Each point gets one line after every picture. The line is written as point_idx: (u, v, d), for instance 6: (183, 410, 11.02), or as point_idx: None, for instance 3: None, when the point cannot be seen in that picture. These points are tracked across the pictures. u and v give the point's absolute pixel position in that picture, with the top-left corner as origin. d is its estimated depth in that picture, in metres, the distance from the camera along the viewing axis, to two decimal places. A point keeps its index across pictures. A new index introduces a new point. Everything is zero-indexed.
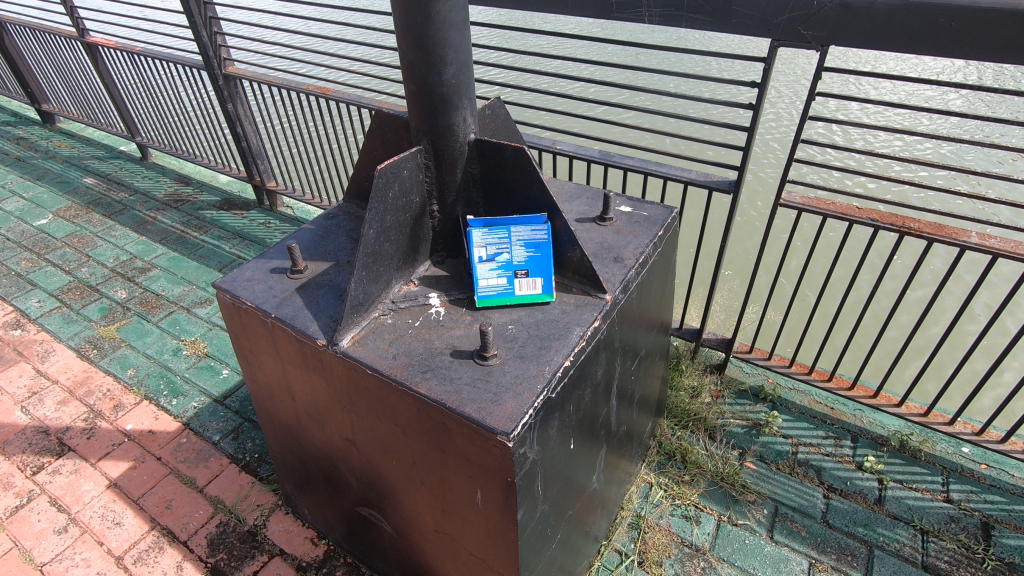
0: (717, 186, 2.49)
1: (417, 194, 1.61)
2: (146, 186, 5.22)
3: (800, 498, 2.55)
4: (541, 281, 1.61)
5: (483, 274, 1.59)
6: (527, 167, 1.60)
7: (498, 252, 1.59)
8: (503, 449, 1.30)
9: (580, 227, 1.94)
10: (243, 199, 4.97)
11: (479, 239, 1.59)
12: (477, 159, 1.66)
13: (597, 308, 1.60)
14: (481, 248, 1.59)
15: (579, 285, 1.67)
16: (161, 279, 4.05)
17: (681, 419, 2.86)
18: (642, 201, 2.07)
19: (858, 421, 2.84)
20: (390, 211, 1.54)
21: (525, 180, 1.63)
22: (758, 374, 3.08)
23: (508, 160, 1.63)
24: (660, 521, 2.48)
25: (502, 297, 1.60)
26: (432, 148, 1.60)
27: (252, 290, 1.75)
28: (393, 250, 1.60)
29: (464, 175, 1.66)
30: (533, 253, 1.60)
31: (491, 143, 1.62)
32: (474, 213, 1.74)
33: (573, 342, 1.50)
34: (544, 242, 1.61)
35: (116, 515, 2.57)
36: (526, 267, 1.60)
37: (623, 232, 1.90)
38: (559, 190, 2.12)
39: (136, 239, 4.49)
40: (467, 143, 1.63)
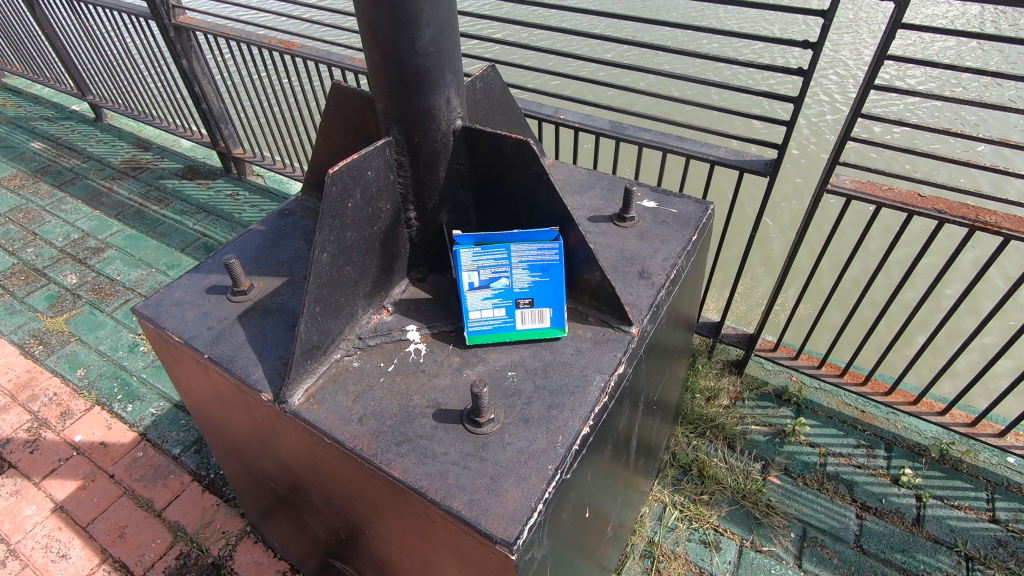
0: (748, 167, 2.11)
1: (387, 199, 1.23)
2: (101, 151, 4.72)
3: (830, 518, 2.28)
4: (553, 312, 1.26)
5: (473, 305, 1.23)
6: (533, 167, 1.23)
7: (494, 277, 1.23)
8: (504, 561, 0.97)
9: (595, 228, 1.56)
10: (208, 166, 4.51)
11: (467, 261, 1.21)
12: (466, 153, 1.27)
13: (620, 346, 1.26)
14: (470, 272, 1.21)
15: (596, 314, 1.32)
16: (116, 261, 3.64)
17: (697, 426, 2.57)
18: (669, 193, 1.68)
19: (892, 427, 2.56)
20: (354, 227, 1.16)
21: (530, 183, 1.25)
22: (781, 372, 2.77)
23: (507, 157, 1.24)
24: (676, 547, 2.22)
25: (499, 332, 1.26)
26: (406, 140, 1.20)
27: (181, 319, 1.37)
28: (360, 272, 1.23)
29: (450, 174, 1.28)
30: (539, 278, 1.24)
31: (486, 135, 1.23)
32: (463, 219, 1.36)
33: (593, 399, 1.16)
34: (554, 265, 1.24)
35: (62, 547, 2.27)
36: (531, 295, 1.24)
37: (648, 237, 1.53)
38: (567, 180, 1.73)
39: (89, 213, 4.04)
40: (453, 133, 1.23)
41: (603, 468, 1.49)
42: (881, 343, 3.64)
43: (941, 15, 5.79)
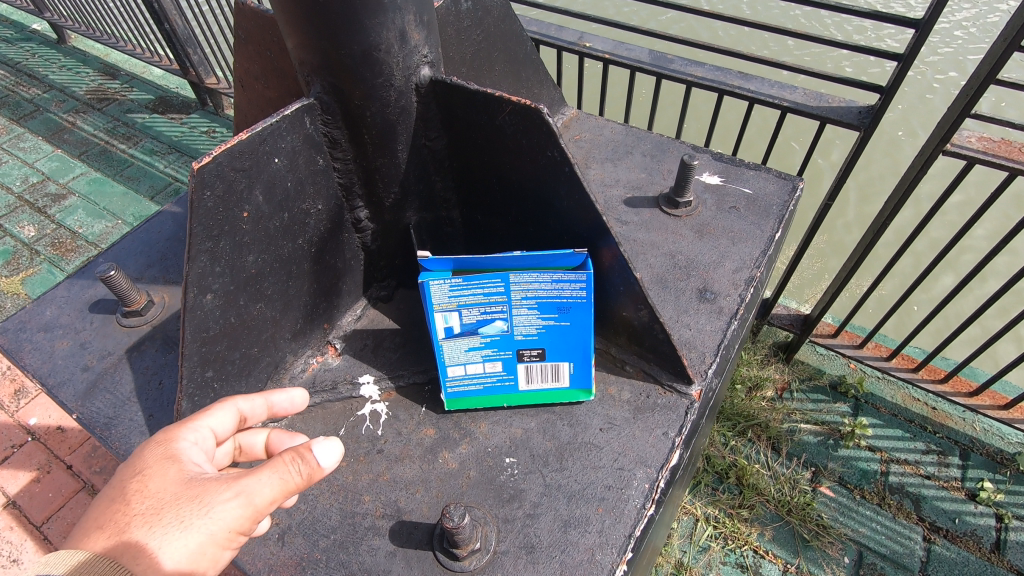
0: (833, 117, 1.60)
1: (320, 186, 1.07)
2: (63, 78, 4.19)
3: (891, 541, 1.94)
4: (574, 369, 1.07)
5: (450, 351, 1.04)
6: (547, 152, 1.07)
7: (483, 317, 1.03)
8: None
9: (630, 245, 1.31)
10: (182, 98, 4.01)
11: (443, 295, 1.00)
12: (438, 119, 1.11)
13: (675, 421, 1.06)
14: (448, 308, 1.01)
15: (635, 361, 1.15)
16: (79, 210, 3.24)
17: (737, 424, 2.19)
18: (739, 164, 1.47)
19: (969, 430, 2.17)
20: (261, 240, 1.00)
21: (526, 159, 1.10)
22: (836, 360, 2.38)
23: (504, 132, 1.09)
24: (708, 572, 1.90)
25: (500, 390, 1.09)
26: (340, 108, 1.01)
27: (54, 350, 1.09)
28: (282, 304, 1.09)
29: (413, 150, 1.11)
30: (550, 322, 1.04)
31: (477, 101, 1.05)
32: (427, 200, 1.20)
33: (635, 515, 0.96)
34: (577, 304, 1.02)
35: (14, 549, 2.03)
36: (540, 343, 1.06)
37: (709, 235, 1.32)
38: (595, 146, 1.55)
39: (50, 152, 3.60)
40: (415, 93, 1.04)
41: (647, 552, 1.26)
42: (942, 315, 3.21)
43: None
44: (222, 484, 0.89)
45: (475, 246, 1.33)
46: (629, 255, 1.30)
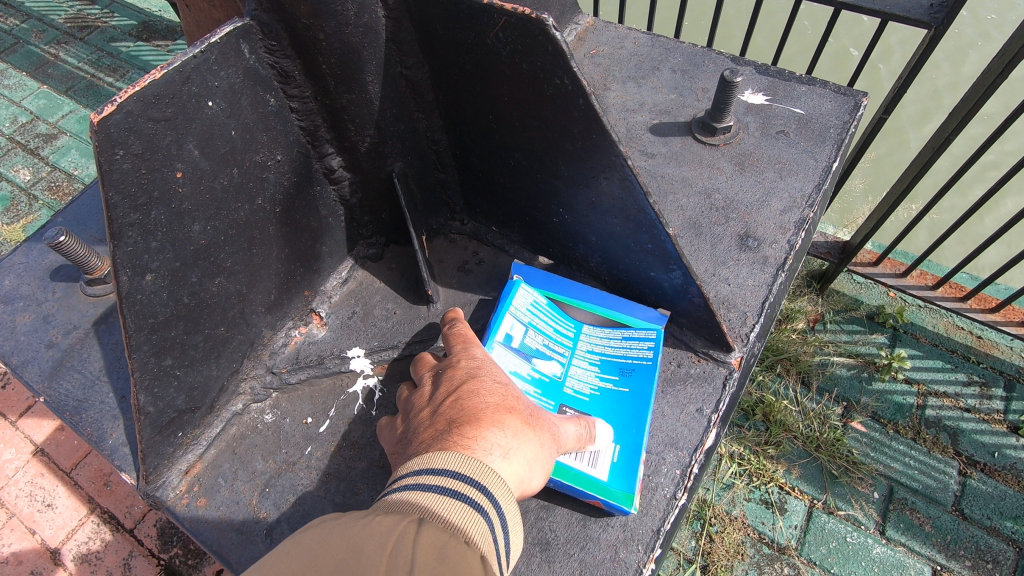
0: (898, 14, 1.37)
1: (274, 132, 1.00)
2: (41, 6, 3.92)
3: (925, 476, 1.87)
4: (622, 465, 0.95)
5: (501, 358, 1.01)
6: (553, 80, 0.94)
7: (545, 347, 1.07)
8: None
9: (660, 184, 1.14)
10: (165, 21, 3.72)
11: (526, 299, 1.09)
12: (415, 32, 1.00)
13: (711, 397, 1.02)
14: (521, 319, 1.07)
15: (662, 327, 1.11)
16: (72, 150, 3.10)
17: (764, 358, 2.08)
18: (787, 78, 1.28)
19: (1016, 360, 2.04)
20: (205, 206, 0.92)
21: (513, 88, 0.99)
22: (874, 288, 2.22)
23: (499, 54, 0.95)
24: (732, 509, 1.86)
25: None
26: (289, 32, 0.93)
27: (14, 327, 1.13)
28: (247, 276, 1.04)
29: (387, 82, 1.03)
30: (603, 386, 1.03)
31: (462, 15, 0.93)
32: (411, 140, 1.13)
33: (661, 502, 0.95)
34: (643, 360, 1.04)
35: (47, 495, 2.08)
36: (583, 401, 1.02)
37: (752, 167, 1.16)
38: (616, 61, 1.34)
39: (36, 89, 3.41)
40: (386, 12, 0.96)
41: None
42: None
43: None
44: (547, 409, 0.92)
45: (470, 186, 1.24)
46: (657, 195, 1.15)
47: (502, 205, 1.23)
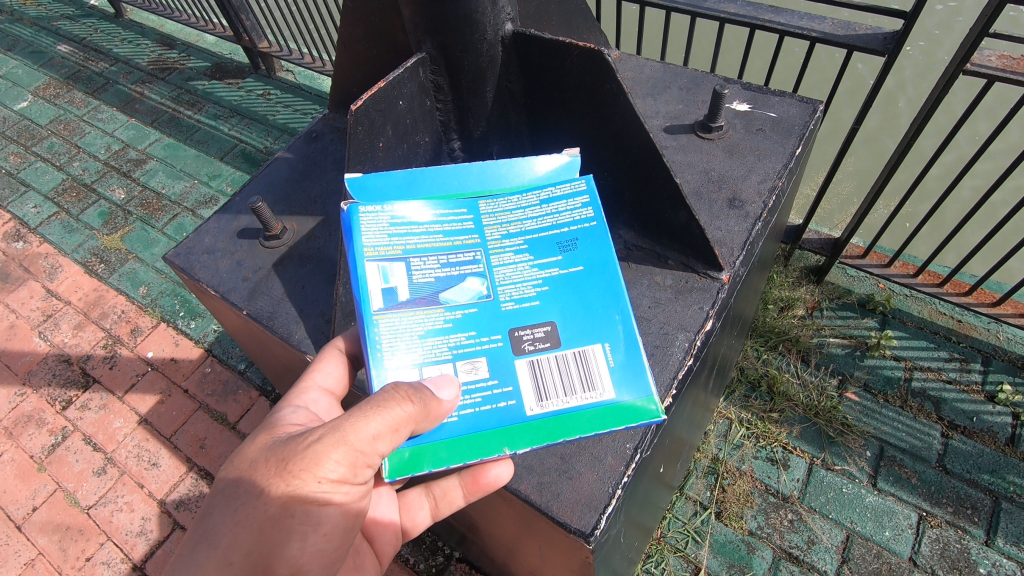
0: (858, 45, 1.73)
1: (425, 123, 1.41)
2: (126, 52, 4.50)
3: (911, 437, 2.15)
4: (614, 366, 1.06)
5: (393, 319, 1.06)
6: (605, 86, 1.27)
7: (447, 267, 1.12)
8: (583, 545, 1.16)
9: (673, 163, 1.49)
10: (235, 62, 4.25)
11: (380, 235, 1.13)
12: (516, 66, 1.37)
13: (706, 297, 1.23)
14: (394, 257, 1.10)
15: (676, 257, 1.29)
16: (159, 172, 3.58)
17: (768, 339, 2.39)
18: (766, 92, 1.61)
19: (992, 339, 2.32)
20: (392, 164, 1.34)
21: (584, 97, 1.32)
22: (866, 279, 2.52)
23: (571, 71, 1.31)
24: (742, 465, 2.16)
25: (509, 407, 1.03)
26: (444, 57, 1.32)
27: (214, 268, 1.27)
28: None
29: (498, 90, 1.39)
30: (545, 287, 1.12)
31: (551, 48, 1.30)
32: (509, 136, 1.48)
33: (677, 362, 1.20)
34: (580, 226, 1.17)
35: (152, 456, 2.45)
36: (526, 304, 1.11)
37: (739, 153, 1.50)
38: (637, 82, 1.72)
39: (126, 121, 3.93)
40: (499, 43, 1.32)
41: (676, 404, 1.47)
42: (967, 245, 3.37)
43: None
44: (324, 440, 0.95)
45: None
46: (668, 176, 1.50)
47: None
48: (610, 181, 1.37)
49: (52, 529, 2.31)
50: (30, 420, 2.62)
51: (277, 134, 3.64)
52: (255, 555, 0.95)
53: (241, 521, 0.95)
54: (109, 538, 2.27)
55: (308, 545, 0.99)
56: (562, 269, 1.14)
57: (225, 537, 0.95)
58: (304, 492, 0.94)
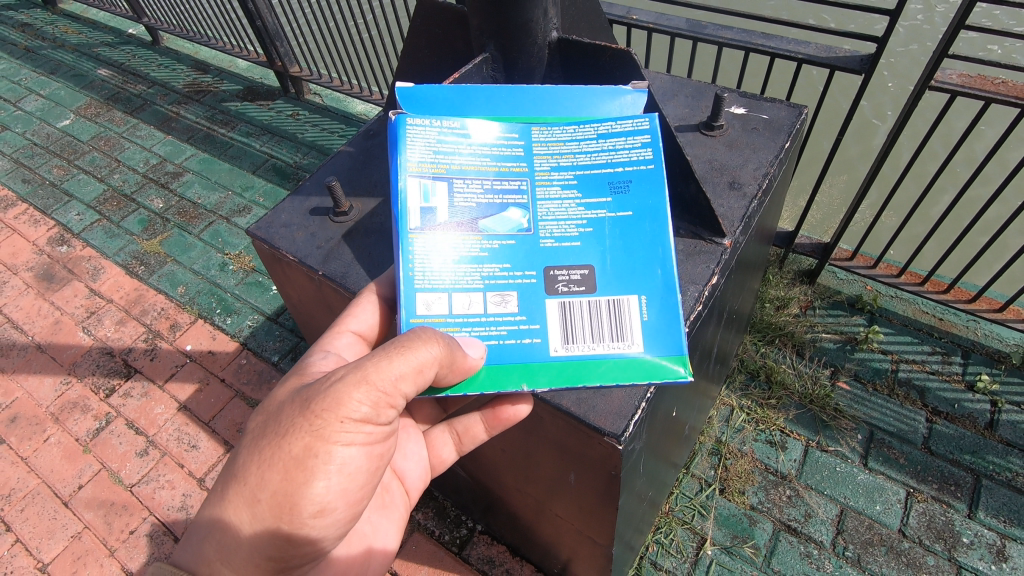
0: (840, 65, 1.98)
1: None
2: (163, 76, 4.82)
3: (898, 422, 2.33)
4: (646, 321, 1.09)
5: (427, 241, 1.13)
6: (632, 80, 1.33)
7: (489, 195, 1.17)
8: (608, 480, 1.25)
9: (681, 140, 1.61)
10: (266, 86, 4.56)
11: (427, 151, 1.18)
12: (559, 65, 1.42)
13: (712, 258, 1.33)
14: (437, 176, 1.16)
15: (687, 228, 1.38)
16: (195, 184, 3.82)
17: (765, 334, 2.59)
18: (760, 99, 1.67)
19: (971, 335, 2.53)
20: None
21: (622, 93, 1.37)
22: (855, 281, 2.74)
23: (604, 68, 1.36)
24: (743, 447, 2.33)
25: (533, 344, 1.08)
26: (500, 51, 1.36)
27: (291, 239, 1.49)
28: None
29: (543, 87, 1.43)
30: (586, 230, 1.14)
31: (588, 50, 1.35)
32: None
33: (688, 307, 1.25)
34: (636, 168, 1.18)
35: (191, 438, 2.62)
36: (565, 243, 1.14)
37: None
38: None
39: (163, 138, 4.20)
40: (548, 45, 1.37)
41: (687, 382, 1.57)
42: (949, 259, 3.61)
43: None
44: (349, 381, 1.02)
45: None
46: None
47: None
48: None
49: (97, 505, 2.46)
50: (75, 406, 2.80)
51: (306, 150, 3.91)
52: (280, 495, 1.01)
53: (273, 457, 1.01)
54: (152, 513, 2.42)
55: (330, 489, 1.04)
56: (604, 214, 1.16)
57: (253, 476, 1.01)
58: (334, 428, 1.02)
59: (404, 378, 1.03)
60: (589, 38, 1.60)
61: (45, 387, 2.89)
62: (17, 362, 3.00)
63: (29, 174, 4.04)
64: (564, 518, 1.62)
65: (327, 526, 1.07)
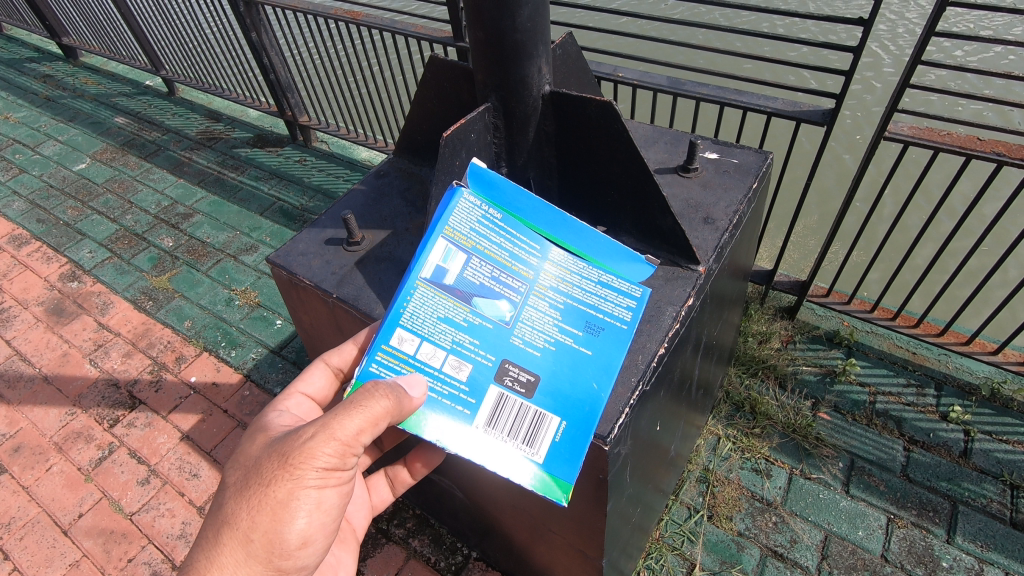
0: (805, 118, 2.20)
1: (485, 155, 1.60)
2: (177, 124, 5.08)
3: (877, 450, 2.44)
4: (557, 441, 1.21)
5: (422, 296, 1.26)
6: (615, 125, 1.51)
7: (491, 282, 1.28)
8: (598, 485, 1.35)
9: (661, 180, 1.79)
10: (275, 134, 4.82)
11: (466, 223, 1.30)
12: (552, 115, 1.59)
13: (689, 282, 1.49)
14: (464, 249, 1.28)
15: (667, 256, 1.55)
16: (204, 225, 3.99)
17: (749, 367, 2.72)
18: (731, 145, 1.87)
19: (943, 367, 2.67)
20: None
21: (608, 138, 1.53)
22: (833, 317, 2.90)
23: (590, 114, 1.53)
24: (729, 474, 2.42)
25: (460, 413, 1.21)
26: (500, 103, 1.55)
27: (308, 266, 1.63)
28: None
29: (537, 134, 1.61)
30: (552, 347, 1.26)
31: (576, 101, 1.53)
32: (546, 172, 1.68)
33: (667, 326, 1.40)
34: (613, 324, 1.30)
35: (193, 467, 2.68)
36: (529, 350, 1.25)
37: None
38: None
39: (175, 182, 4.41)
40: (541, 97, 1.55)
41: (670, 405, 1.68)
42: (924, 299, 3.79)
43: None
44: (317, 438, 1.12)
45: (569, 205, 1.74)
46: None
47: (583, 214, 1.73)
48: (616, 204, 1.62)
49: (97, 533, 2.50)
50: (79, 436, 2.85)
51: (312, 194, 4.11)
52: (268, 537, 1.11)
53: (256, 507, 1.11)
54: (151, 540, 2.46)
55: (310, 525, 1.15)
56: (572, 339, 1.27)
57: (243, 521, 1.10)
58: (307, 477, 1.12)
59: (368, 428, 1.14)
60: (577, 91, 1.80)
61: (50, 418, 2.95)
62: (23, 393, 3.07)
63: (44, 215, 4.20)
64: (554, 533, 1.71)
65: (311, 553, 1.20)
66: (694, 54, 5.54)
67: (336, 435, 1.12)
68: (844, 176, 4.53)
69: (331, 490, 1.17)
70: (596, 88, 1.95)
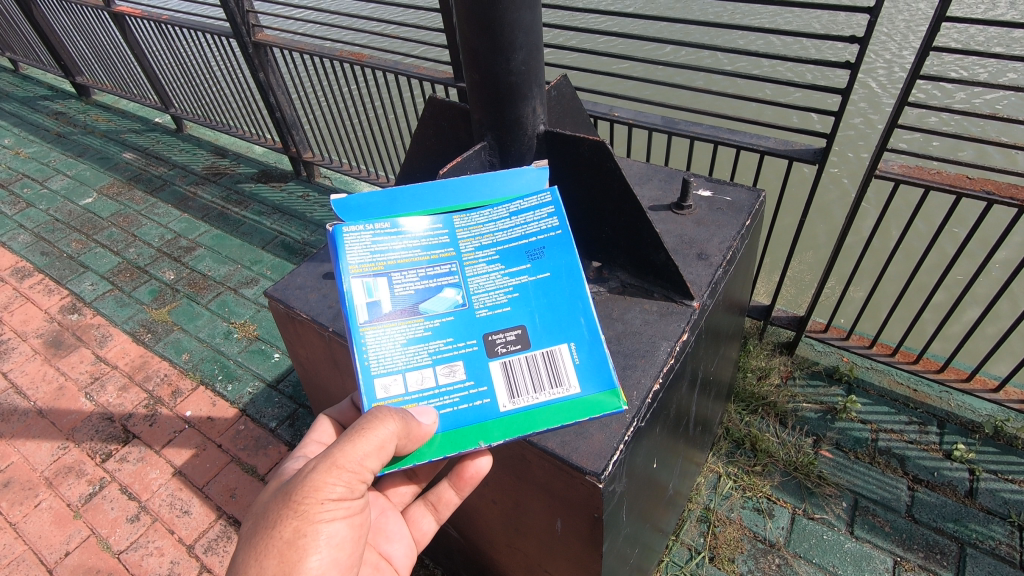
0: (798, 156, 2.25)
1: None
2: (183, 159, 5.19)
3: (881, 489, 2.39)
4: (578, 364, 1.21)
5: (376, 337, 1.22)
6: (608, 165, 1.52)
7: (428, 279, 1.29)
8: (592, 523, 1.32)
9: (656, 217, 1.82)
10: (279, 170, 4.91)
11: (362, 253, 1.28)
12: (547, 154, 1.63)
13: (683, 318, 1.49)
14: (368, 275, 1.26)
15: (661, 291, 1.57)
16: (206, 258, 4.03)
17: (749, 404, 2.70)
18: (724, 182, 1.91)
19: (945, 405, 2.64)
20: None
21: (602, 176, 1.55)
22: (832, 353, 2.89)
23: (582, 153, 1.56)
24: (731, 513, 2.37)
25: (484, 405, 1.18)
26: (495, 141, 1.60)
27: (305, 299, 1.65)
28: None
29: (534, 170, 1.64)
30: (514, 294, 1.28)
31: (569, 142, 1.57)
32: None
33: (661, 361, 1.40)
34: (546, 235, 1.34)
35: (184, 503, 2.63)
36: (499, 312, 1.26)
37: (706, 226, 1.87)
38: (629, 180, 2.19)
39: (179, 216, 4.47)
40: (536, 136, 1.59)
41: (667, 442, 1.66)
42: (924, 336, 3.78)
43: (977, 5, 5.88)
44: (320, 469, 1.10)
45: None
46: None
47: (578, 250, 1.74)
48: (610, 241, 1.62)
49: (82, 572, 2.44)
50: (70, 471, 2.81)
51: (314, 228, 4.16)
52: None
53: (264, 551, 1.06)
54: None
55: (324, 563, 1.10)
56: (530, 278, 1.30)
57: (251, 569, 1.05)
58: (315, 509, 1.09)
59: (378, 455, 1.11)
60: (572, 130, 1.84)
61: (41, 452, 2.91)
62: (15, 427, 3.04)
63: (48, 248, 4.24)
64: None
65: None
66: (689, 95, 5.68)
67: (340, 464, 1.10)
68: (840, 213, 4.58)
69: (340, 523, 1.13)
70: (591, 128, 2.00)
